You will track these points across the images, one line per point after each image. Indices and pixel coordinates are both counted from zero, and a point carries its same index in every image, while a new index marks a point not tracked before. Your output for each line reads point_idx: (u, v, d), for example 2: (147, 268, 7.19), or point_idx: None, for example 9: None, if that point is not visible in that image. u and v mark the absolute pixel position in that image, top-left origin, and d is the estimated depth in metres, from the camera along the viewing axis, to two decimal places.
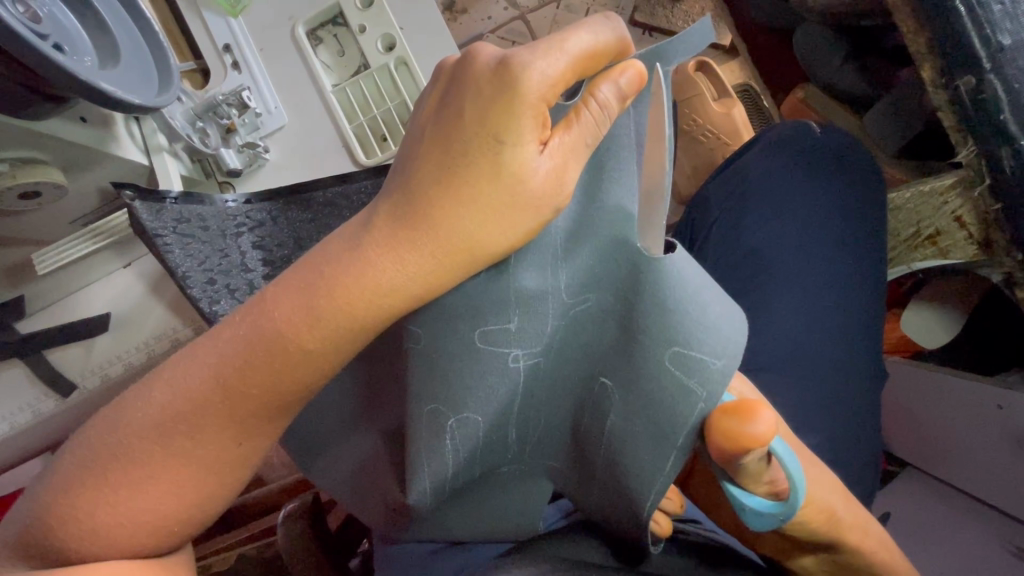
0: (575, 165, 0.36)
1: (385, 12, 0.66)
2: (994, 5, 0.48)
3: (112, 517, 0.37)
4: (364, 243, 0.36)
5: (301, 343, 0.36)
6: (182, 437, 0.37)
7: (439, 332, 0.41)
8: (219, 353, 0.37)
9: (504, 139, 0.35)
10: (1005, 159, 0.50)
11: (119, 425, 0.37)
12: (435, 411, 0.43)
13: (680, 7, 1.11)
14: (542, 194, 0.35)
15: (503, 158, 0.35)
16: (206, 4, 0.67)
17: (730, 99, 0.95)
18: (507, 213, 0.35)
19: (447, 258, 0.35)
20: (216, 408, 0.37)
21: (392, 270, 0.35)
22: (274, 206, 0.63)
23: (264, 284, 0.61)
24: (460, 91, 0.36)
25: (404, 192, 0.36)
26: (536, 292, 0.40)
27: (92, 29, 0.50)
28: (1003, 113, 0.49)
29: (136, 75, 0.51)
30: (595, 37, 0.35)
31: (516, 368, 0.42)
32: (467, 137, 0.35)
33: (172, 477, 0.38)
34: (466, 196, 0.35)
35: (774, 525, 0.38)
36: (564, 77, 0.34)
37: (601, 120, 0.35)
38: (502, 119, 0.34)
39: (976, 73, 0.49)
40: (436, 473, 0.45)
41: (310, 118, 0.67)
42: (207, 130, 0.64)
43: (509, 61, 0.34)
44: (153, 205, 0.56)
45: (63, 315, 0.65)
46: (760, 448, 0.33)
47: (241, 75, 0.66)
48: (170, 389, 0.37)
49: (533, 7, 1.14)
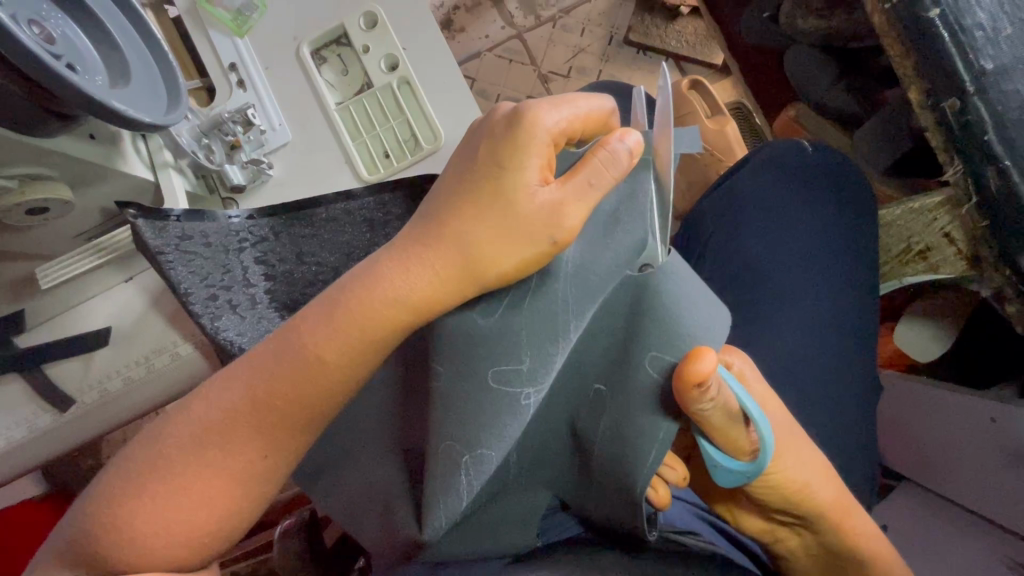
0: (576, 201, 0.38)
1: (388, 33, 0.68)
2: (977, 31, 0.48)
3: (143, 529, 0.38)
4: (379, 261, 0.39)
5: (319, 355, 0.39)
6: (221, 454, 0.40)
7: (458, 369, 0.42)
8: (265, 376, 0.40)
9: (506, 166, 0.38)
10: (990, 178, 0.50)
11: (156, 441, 0.40)
12: (450, 448, 0.42)
13: (674, 26, 1.17)
14: (538, 221, 0.37)
15: (503, 183, 0.38)
16: (212, 23, 0.67)
17: (723, 117, 0.98)
18: (506, 238, 0.37)
19: (450, 276, 0.38)
20: (247, 424, 0.40)
21: (399, 281, 0.38)
22: (276, 222, 0.64)
23: (266, 301, 0.62)
24: (478, 133, 0.40)
25: (423, 219, 0.40)
26: (546, 330, 0.41)
27: (105, 49, 0.51)
28: (987, 134, 0.49)
29: (147, 93, 0.52)
30: (591, 103, 0.40)
31: (527, 406, 0.41)
32: (476, 168, 0.39)
33: (204, 492, 0.39)
34: (470, 217, 0.38)
35: (741, 482, 0.41)
36: (569, 121, 0.39)
37: (608, 164, 0.38)
38: (510, 152, 0.38)
39: (960, 96, 0.49)
40: (450, 509, 0.43)
41: (314, 135, 0.68)
42: (212, 146, 0.65)
43: (520, 107, 0.38)
44: (156, 223, 0.57)
45: (64, 329, 0.65)
46: (701, 384, 0.36)
47: (246, 92, 0.67)
48: (205, 405, 0.40)
49: (530, 26, 1.18)
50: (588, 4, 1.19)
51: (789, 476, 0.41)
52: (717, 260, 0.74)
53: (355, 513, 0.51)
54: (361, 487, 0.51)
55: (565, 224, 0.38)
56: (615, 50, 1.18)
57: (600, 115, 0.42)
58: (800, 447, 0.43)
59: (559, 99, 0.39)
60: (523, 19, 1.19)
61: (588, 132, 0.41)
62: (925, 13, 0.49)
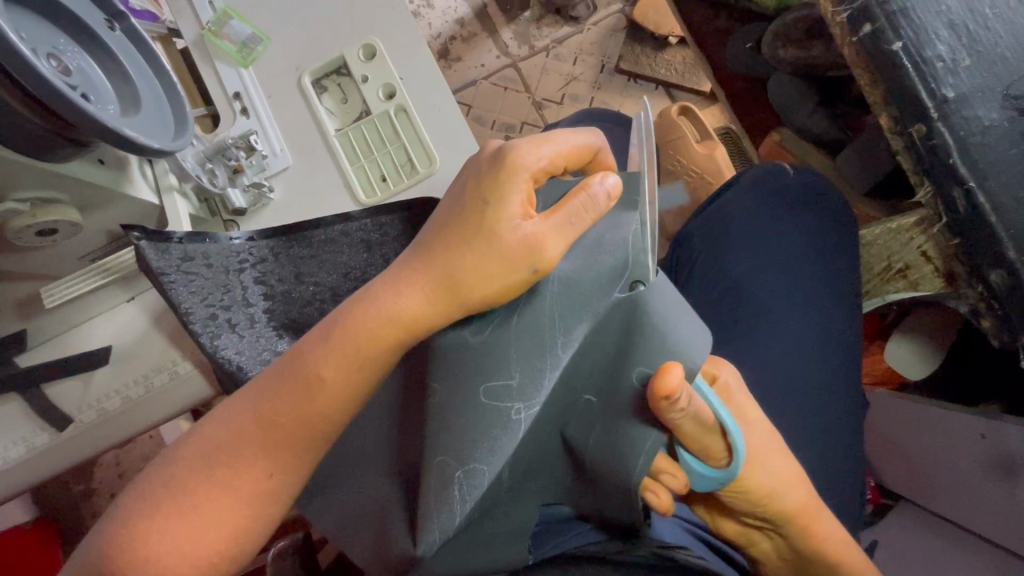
0: (555, 233, 0.39)
1: (387, 64, 0.71)
2: (937, 62, 0.51)
3: (156, 546, 0.40)
4: (374, 285, 0.41)
5: (316, 374, 0.41)
6: (230, 474, 0.41)
7: (452, 385, 0.43)
8: (269, 395, 0.41)
9: (489, 199, 0.40)
10: (959, 201, 0.52)
11: (168, 464, 0.42)
12: (443, 463, 0.43)
13: (662, 56, 1.22)
14: (519, 252, 0.39)
15: (486, 214, 0.40)
16: (218, 55, 0.70)
17: (712, 141, 1.02)
18: (488, 266, 0.39)
19: (438, 301, 0.40)
20: (254, 443, 0.41)
21: (389, 305, 0.40)
22: (276, 243, 0.66)
23: (265, 320, 0.64)
24: (470, 168, 0.43)
25: (416, 247, 0.42)
26: (535, 346, 0.42)
27: (116, 80, 0.53)
28: (952, 158, 0.51)
29: (155, 121, 0.54)
30: (573, 140, 0.43)
31: (519, 421, 0.43)
32: (464, 200, 0.41)
33: (213, 514, 0.40)
34: (456, 246, 0.40)
35: (714, 487, 0.43)
36: (550, 157, 0.41)
37: (587, 201, 0.40)
38: (494, 186, 0.40)
39: (925, 122, 0.52)
40: (443, 525, 0.43)
41: (313, 160, 0.70)
42: (215, 170, 0.67)
43: (505, 145, 0.41)
44: (159, 245, 0.59)
45: (63, 349, 0.66)
46: (669, 397, 0.37)
47: (249, 120, 0.70)
48: (217, 428, 0.42)
49: (524, 56, 1.23)
50: (580, 34, 1.24)
51: (760, 480, 0.43)
52: (705, 279, 0.76)
53: (349, 526, 0.52)
54: (356, 502, 0.51)
55: (544, 254, 0.39)
56: (606, 78, 1.23)
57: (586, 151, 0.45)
58: (774, 454, 0.44)
59: (546, 136, 0.42)
60: (517, 49, 1.23)
61: (573, 166, 0.44)
62: (889, 46, 0.52)
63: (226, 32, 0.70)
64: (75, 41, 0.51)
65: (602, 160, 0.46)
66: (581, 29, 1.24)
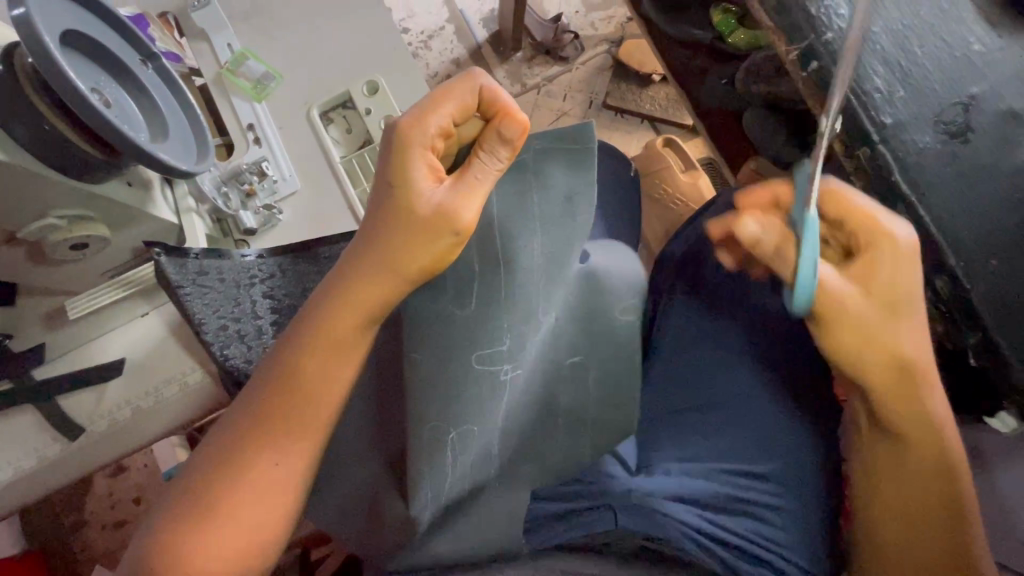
0: (465, 196, 0.49)
1: (389, 98, 0.77)
2: (875, 93, 0.58)
3: (198, 546, 0.47)
4: (330, 282, 0.51)
5: (296, 363, 0.51)
6: (250, 476, 0.49)
7: (439, 360, 0.53)
8: (264, 391, 0.51)
9: (401, 183, 0.49)
10: (902, 214, 0.58)
11: (193, 480, 0.50)
12: (437, 429, 0.52)
13: (646, 92, 1.31)
14: (437, 218, 0.48)
15: (401, 197, 0.49)
16: (234, 91, 0.77)
17: (694, 169, 1.09)
18: (414, 239, 0.49)
19: (385, 279, 0.50)
20: (265, 443, 0.50)
21: (342, 295, 0.50)
22: (285, 259, 0.71)
23: (272, 331, 0.68)
24: (383, 154, 0.51)
25: (356, 243, 0.51)
26: (500, 315, 0.54)
27: (146, 109, 0.59)
28: (894, 175, 0.57)
29: (180, 145, 0.60)
30: (449, 101, 0.49)
31: (506, 382, 0.53)
32: (383, 190, 0.50)
33: (244, 511, 0.48)
34: (386, 236, 0.49)
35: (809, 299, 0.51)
36: (439, 127, 0.49)
37: (487, 164, 0.49)
38: (398, 172, 0.49)
39: (868, 145, 0.58)
40: (436, 487, 0.52)
41: (319, 186, 0.76)
42: (230, 193, 0.72)
43: (395, 131, 0.49)
44: (177, 260, 0.64)
45: (79, 362, 0.70)
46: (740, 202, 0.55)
47: (262, 148, 0.75)
48: (230, 436, 0.51)
49: (516, 93, 1.32)
50: (568, 74, 1.33)
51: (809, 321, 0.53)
52: None
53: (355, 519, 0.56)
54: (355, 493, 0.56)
55: (460, 217, 0.48)
56: (594, 113, 1.31)
57: (471, 98, 0.50)
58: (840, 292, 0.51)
59: (432, 98, 0.50)
60: (509, 87, 1.32)
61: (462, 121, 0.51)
62: (834, 80, 0.59)
63: (243, 71, 0.77)
64: (114, 78, 0.57)
65: (498, 96, 0.50)
66: (569, 69, 1.33)
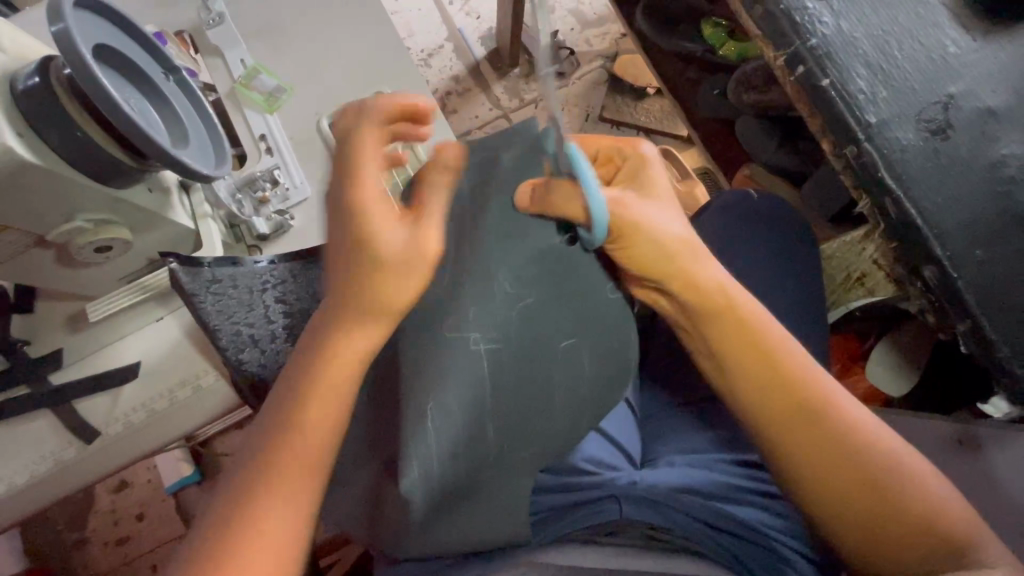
0: (425, 232, 0.53)
1: None
2: (859, 94, 0.61)
3: (243, 558, 0.44)
4: (346, 287, 0.52)
5: (335, 354, 0.50)
6: (280, 478, 0.47)
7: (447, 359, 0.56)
8: (298, 388, 0.50)
9: (365, 234, 0.52)
10: (891, 208, 0.60)
11: (228, 490, 0.48)
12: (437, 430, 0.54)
13: (641, 105, 1.35)
14: (401, 257, 0.51)
15: (364, 243, 0.52)
16: (247, 104, 0.80)
17: (690, 177, 1.12)
18: (389, 277, 0.51)
19: (364, 315, 0.51)
20: (297, 445, 0.48)
21: (368, 292, 0.51)
22: (297, 266, 0.71)
23: (285, 336, 0.71)
24: (335, 202, 0.55)
25: (340, 270, 0.53)
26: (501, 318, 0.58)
27: (167, 116, 0.62)
28: (881, 171, 0.60)
29: (200, 151, 0.63)
30: (376, 127, 0.56)
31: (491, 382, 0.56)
32: (348, 233, 0.53)
33: (282, 513, 0.46)
34: (363, 274, 0.51)
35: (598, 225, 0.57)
36: (369, 176, 0.53)
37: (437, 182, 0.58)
38: (356, 224, 0.52)
39: (855, 143, 0.61)
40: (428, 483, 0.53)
41: (329, 193, 0.79)
42: (243, 201, 0.75)
43: (347, 178, 0.54)
44: (190, 270, 0.66)
45: (94, 366, 0.72)
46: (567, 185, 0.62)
47: (273, 158, 0.78)
48: (257, 447, 0.49)
49: (515, 107, 1.36)
50: (565, 88, 1.38)
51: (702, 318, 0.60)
52: None
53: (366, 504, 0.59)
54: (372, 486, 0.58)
55: (427, 249, 0.52)
56: (591, 126, 1.35)
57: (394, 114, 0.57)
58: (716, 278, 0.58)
59: (356, 113, 0.56)
60: (508, 102, 1.36)
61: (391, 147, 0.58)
62: (819, 83, 0.62)
63: (255, 85, 0.80)
64: (139, 88, 0.60)
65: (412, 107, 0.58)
66: (566, 84, 1.38)
